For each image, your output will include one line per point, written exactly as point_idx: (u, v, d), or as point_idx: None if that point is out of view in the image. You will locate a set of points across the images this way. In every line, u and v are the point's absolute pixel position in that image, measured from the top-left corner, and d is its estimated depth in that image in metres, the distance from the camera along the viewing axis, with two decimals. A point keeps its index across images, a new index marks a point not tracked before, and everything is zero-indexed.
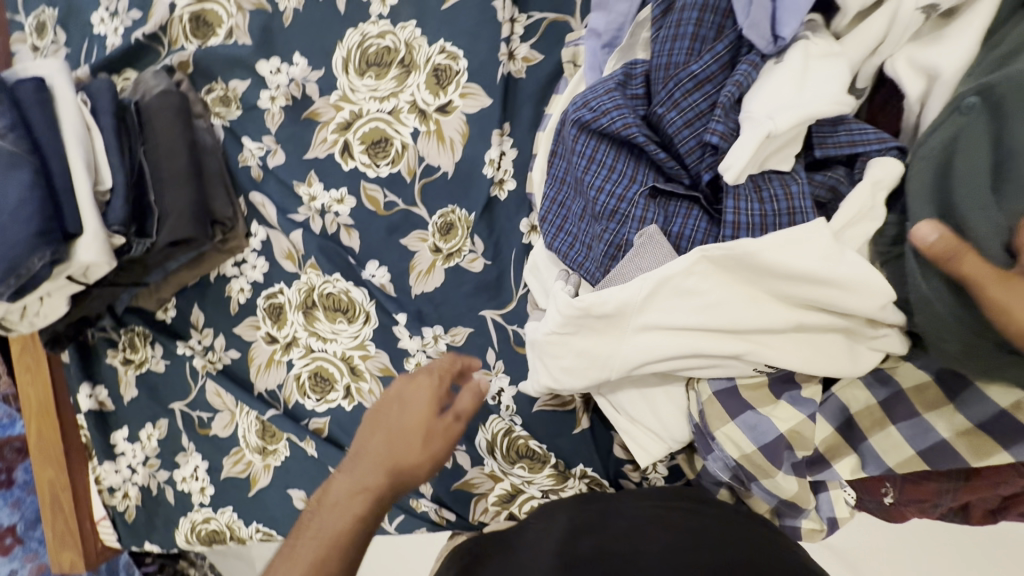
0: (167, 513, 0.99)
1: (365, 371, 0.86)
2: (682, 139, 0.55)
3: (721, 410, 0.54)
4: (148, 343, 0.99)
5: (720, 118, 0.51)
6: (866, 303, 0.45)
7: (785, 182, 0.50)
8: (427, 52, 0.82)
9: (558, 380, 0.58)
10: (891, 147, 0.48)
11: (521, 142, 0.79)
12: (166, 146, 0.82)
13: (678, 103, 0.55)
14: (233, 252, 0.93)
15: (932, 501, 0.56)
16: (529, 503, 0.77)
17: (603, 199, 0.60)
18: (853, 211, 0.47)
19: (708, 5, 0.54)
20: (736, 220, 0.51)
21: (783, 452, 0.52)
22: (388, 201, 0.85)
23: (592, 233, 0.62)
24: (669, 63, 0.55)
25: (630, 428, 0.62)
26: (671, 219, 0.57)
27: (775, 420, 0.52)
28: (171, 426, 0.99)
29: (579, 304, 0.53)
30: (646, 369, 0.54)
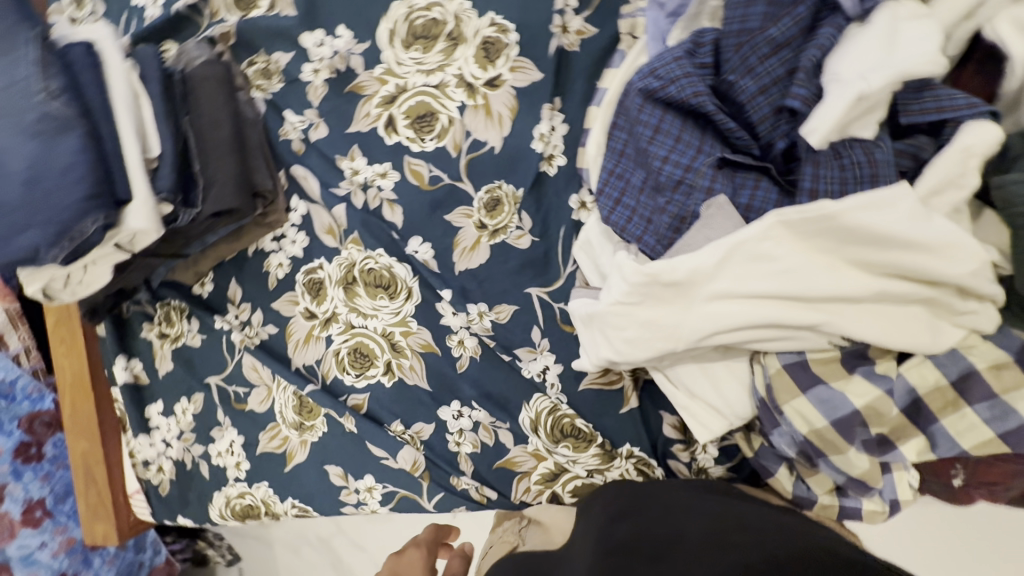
0: (201, 488, 1.00)
1: (407, 347, 0.85)
2: (756, 107, 0.55)
3: (791, 382, 0.53)
4: (185, 317, 0.99)
5: (802, 82, 0.50)
6: (953, 269, 0.44)
7: (867, 149, 0.48)
8: (476, 25, 0.80)
9: (619, 352, 0.56)
10: (983, 112, 0.46)
11: (572, 117, 0.77)
12: (211, 116, 0.82)
13: (752, 70, 0.54)
14: (273, 227, 0.92)
15: (1004, 485, 0.54)
16: (573, 483, 0.77)
17: (668, 170, 0.58)
18: (940, 177, 0.47)
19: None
20: (813, 186, 0.50)
21: (856, 429, 0.51)
22: (433, 175, 0.83)
23: (655, 206, 0.61)
24: (742, 29, 0.55)
25: (688, 404, 0.61)
26: (740, 190, 0.55)
27: (849, 395, 0.51)
28: (206, 400, 0.99)
29: (646, 271, 0.51)
30: (715, 340, 0.52)
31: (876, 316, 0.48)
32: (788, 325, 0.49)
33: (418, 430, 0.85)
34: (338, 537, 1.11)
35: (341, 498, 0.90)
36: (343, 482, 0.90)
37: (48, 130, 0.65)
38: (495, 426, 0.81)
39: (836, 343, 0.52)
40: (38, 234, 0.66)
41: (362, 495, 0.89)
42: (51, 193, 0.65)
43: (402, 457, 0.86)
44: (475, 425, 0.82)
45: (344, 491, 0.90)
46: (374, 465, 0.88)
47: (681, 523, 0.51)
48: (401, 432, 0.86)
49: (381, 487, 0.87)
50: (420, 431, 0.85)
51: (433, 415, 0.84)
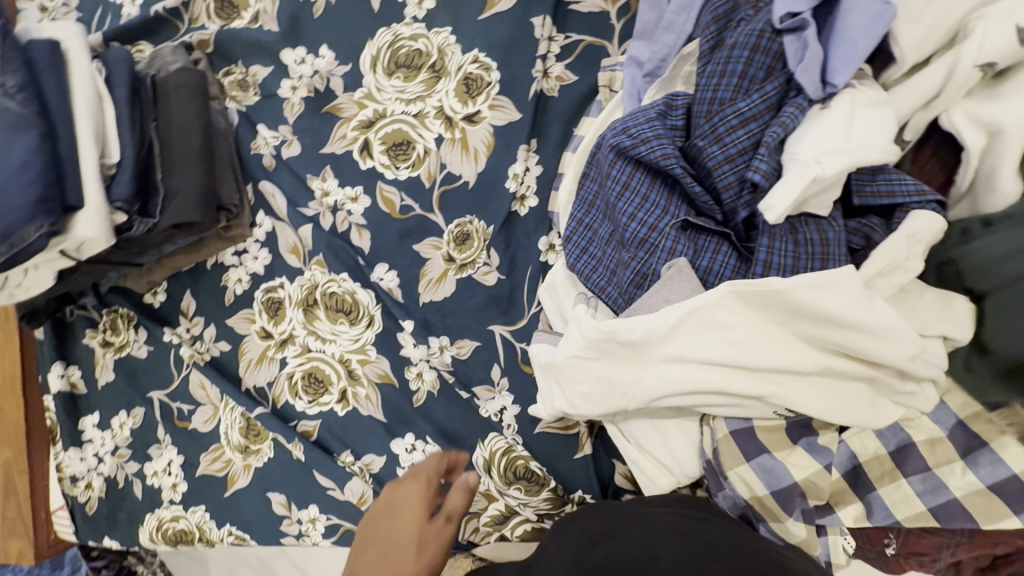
0: (132, 509, 0.94)
1: (363, 375, 0.83)
2: (722, 174, 0.55)
3: (736, 449, 0.54)
4: (132, 326, 0.95)
5: (763, 157, 0.52)
6: (895, 351, 0.46)
7: (821, 228, 0.51)
8: (460, 60, 0.81)
9: (575, 406, 0.56)
10: (930, 199, 0.49)
11: (546, 160, 0.78)
12: (180, 124, 0.79)
13: (721, 138, 0.55)
14: (234, 241, 0.89)
15: (931, 555, 0.56)
16: (522, 526, 0.76)
17: (634, 227, 0.59)
18: (886, 260, 0.49)
19: (760, 45, 0.55)
20: (768, 259, 0.52)
21: (795, 499, 0.53)
22: (405, 204, 0.83)
23: (619, 259, 0.62)
24: (713, 98, 0.56)
25: (638, 458, 0.61)
26: (701, 253, 0.57)
27: (790, 465, 0.53)
28: (147, 415, 0.94)
29: (602, 329, 0.52)
30: (664, 401, 0.53)
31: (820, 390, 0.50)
32: (737, 394, 0.51)
33: (367, 463, 0.83)
34: (276, 560, 1.04)
35: (282, 528, 0.86)
36: (285, 512, 0.86)
37: (3, 128, 0.63)
38: None
39: (782, 414, 0.53)
40: None
41: (304, 526, 0.85)
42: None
43: (349, 489, 0.83)
44: None
45: (286, 521, 0.86)
46: (320, 495, 0.85)
47: (649, 546, 0.49)
48: (351, 463, 0.84)
49: (324, 519, 0.84)
50: (370, 463, 0.82)
51: (385, 447, 0.82)
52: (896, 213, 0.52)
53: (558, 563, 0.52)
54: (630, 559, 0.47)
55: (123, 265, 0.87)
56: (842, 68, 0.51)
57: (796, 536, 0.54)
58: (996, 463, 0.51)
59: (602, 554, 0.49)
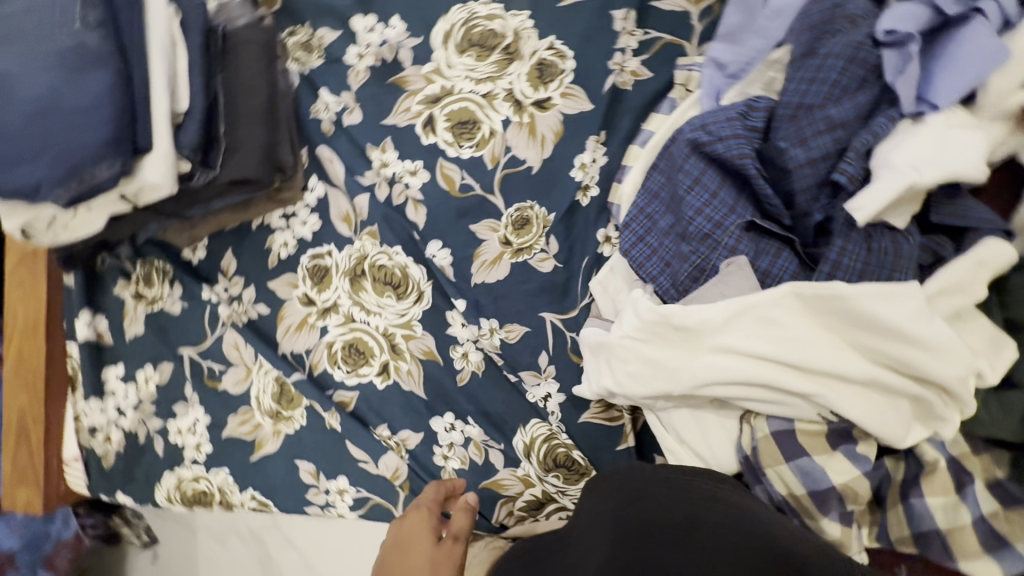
0: (151, 465, 0.92)
1: (407, 351, 0.83)
2: (801, 176, 0.57)
3: (776, 449, 0.55)
4: (167, 281, 0.93)
5: (852, 161, 0.53)
6: (949, 370, 0.47)
7: (896, 240, 0.53)
8: (535, 45, 0.81)
9: (622, 385, 0.59)
10: (1000, 228, 0.52)
11: (614, 153, 0.78)
12: (248, 81, 0.77)
13: (805, 141, 0.56)
14: (285, 204, 0.88)
15: None
16: (557, 514, 0.77)
17: (699, 222, 0.61)
18: (950, 280, 0.50)
19: (856, 57, 0.55)
20: (838, 259, 0.53)
21: (831, 502, 0.53)
22: (465, 184, 0.83)
23: (676, 252, 0.63)
24: (800, 103, 0.58)
25: (675, 448, 0.63)
26: (762, 256, 0.58)
27: (829, 469, 0.53)
28: (175, 372, 0.92)
29: (660, 312, 0.55)
30: (710, 390, 0.54)
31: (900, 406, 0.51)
32: (781, 390, 0.52)
33: (404, 438, 0.82)
34: (274, 537, 0.93)
35: (307, 497, 0.86)
36: (313, 481, 0.86)
37: (80, 62, 0.61)
38: (487, 445, 0.79)
39: (823, 417, 0.54)
40: (47, 166, 0.61)
41: (331, 496, 0.85)
42: (72, 127, 0.61)
43: (383, 463, 0.82)
44: (466, 441, 0.80)
45: (312, 491, 0.86)
46: (350, 467, 0.84)
47: (697, 514, 0.50)
48: (386, 437, 0.83)
49: (353, 491, 0.84)
50: (406, 438, 0.82)
51: (423, 424, 0.82)
52: (964, 236, 0.53)
53: (599, 511, 0.54)
54: (672, 524, 0.49)
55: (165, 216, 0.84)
56: (942, 96, 0.51)
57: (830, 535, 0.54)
58: None
59: (648, 509, 0.51)
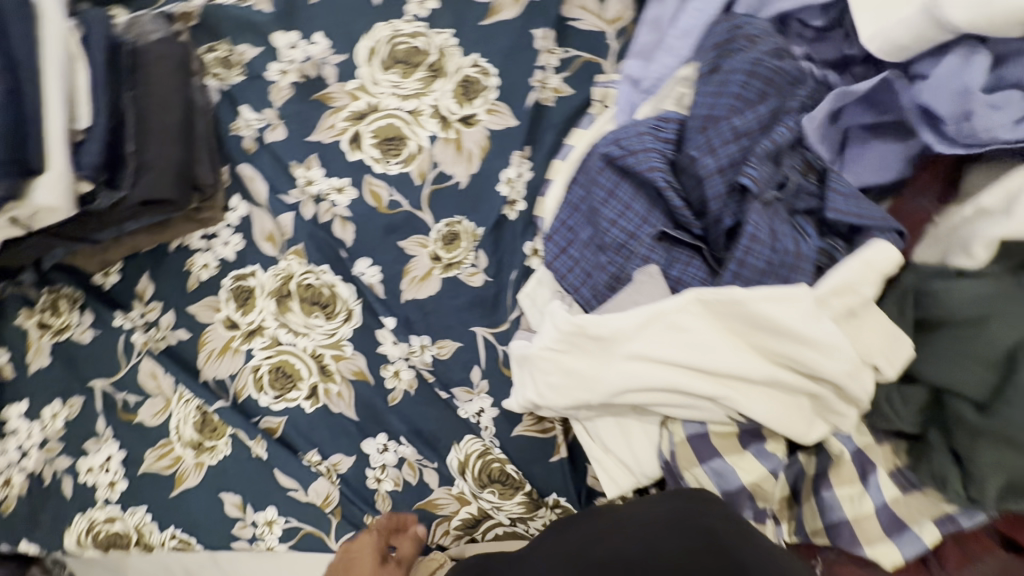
0: (58, 509, 0.85)
1: (337, 372, 0.80)
2: (712, 184, 0.59)
3: (692, 452, 0.57)
4: (76, 308, 0.87)
5: (754, 165, 0.57)
6: (834, 365, 0.50)
7: (796, 241, 0.56)
8: (459, 63, 0.82)
9: (544, 396, 0.60)
10: (890, 228, 0.55)
11: (538, 167, 0.79)
12: (158, 98, 0.74)
13: (715, 150, 0.59)
14: (204, 224, 0.85)
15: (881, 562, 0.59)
16: (494, 530, 0.76)
17: (614, 232, 0.63)
18: (842, 280, 0.53)
19: (755, 71, 0.60)
20: (743, 258, 0.56)
21: (744, 501, 0.55)
22: (392, 200, 0.82)
23: (595, 263, 0.65)
24: (707, 115, 0.60)
25: (601, 457, 0.63)
26: (673, 263, 0.61)
27: (739, 470, 0.55)
28: (86, 405, 0.86)
29: (574, 322, 0.56)
30: (626, 397, 0.56)
31: (798, 405, 0.53)
32: (691, 393, 0.53)
33: (335, 463, 0.79)
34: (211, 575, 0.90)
35: (233, 532, 0.81)
36: (239, 514, 0.81)
37: None
38: (421, 465, 0.78)
39: (734, 419, 0.55)
40: None
41: (259, 529, 0.81)
42: None
43: (313, 490, 0.79)
44: (399, 462, 0.78)
45: (239, 524, 0.81)
46: (279, 496, 0.80)
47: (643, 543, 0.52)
48: (317, 463, 0.80)
49: (283, 522, 0.80)
50: (338, 463, 0.79)
51: (355, 447, 0.79)
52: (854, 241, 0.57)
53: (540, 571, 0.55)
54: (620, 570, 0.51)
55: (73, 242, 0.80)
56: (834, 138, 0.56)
57: None
58: None
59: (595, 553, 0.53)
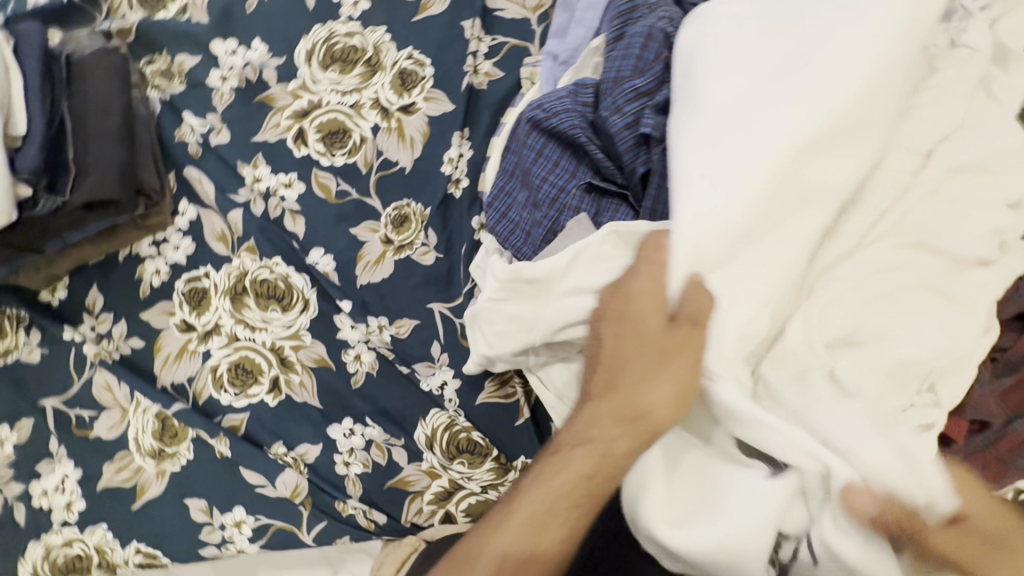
0: (9, 539, 0.81)
1: (297, 362, 0.81)
2: (622, 138, 0.63)
3: None
4: (22, 328, 0.85)
5: (650, 118, 0.62)
6: None
7: None
8: (395, 57, 0.86)
9: (493, 345, 0.64)
10: None
11: (478, 145, 0.83)
12: (99, 105, 0.76)
13: (620, 108, 0.64)
14: (153, 231, 0.85)
15: None
16: (467, 501, 0.76)
17: (546, 189, 0.68)
18: None
19: (652, 34, 0.66)
20: (654, 196, 0.61)
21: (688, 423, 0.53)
22: (341, 189, 0.85)
23: (533, 220, 0.68)
24: (616, 77, 0.66)
25: (556, 404, 0.66)
26: (603, 212, 0.66)
27: None
28: (37, 426, 0.83)
29: (511, 269, 0.60)
30: (567, 332, 0.59)
31: None
32: None
33: (302, 453, 0.79)
34: None
35: (201, 538, 0.79)
36: (206, 518, 0.80)
37: None
38: (388, 444, 0.78)
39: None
40: None
41: (228, 531, 0.79)
42: None
43: (281, 482, 0.79)
44: (367, 444, 0.78)
45: (207, 529, 0.79)
46: (247, 494, 0.79)
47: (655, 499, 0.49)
48: (283, 454, 0.80)
49: (252, 521, 0.79)
50: (305, 453, 0.79)
51: (321, 435, 0.79)
52: None
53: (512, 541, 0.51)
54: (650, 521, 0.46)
55: (20, 256, 0.81)
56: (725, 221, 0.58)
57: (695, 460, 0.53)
58: None
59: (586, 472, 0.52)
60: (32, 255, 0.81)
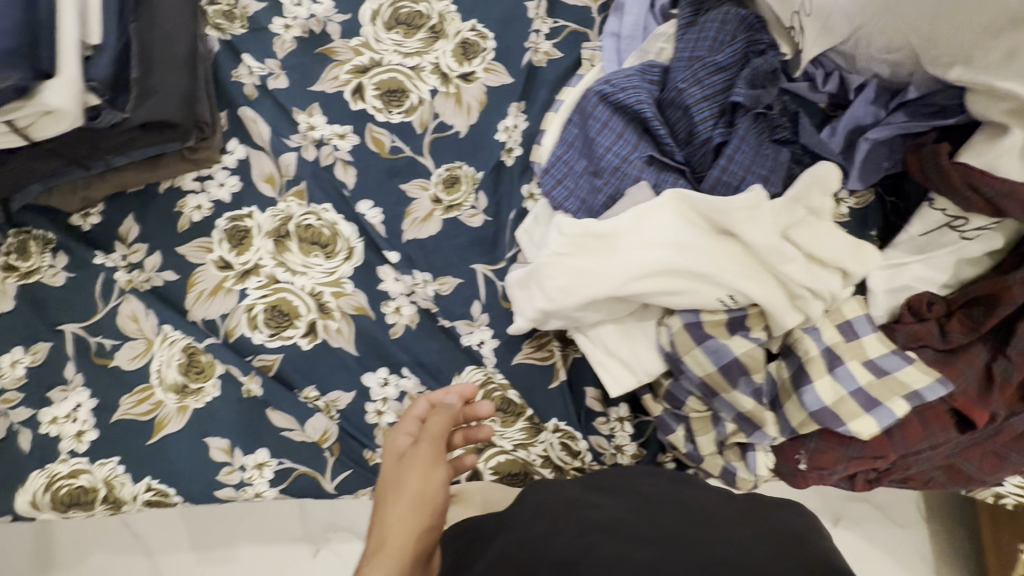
0: (9, 466, 0.77)
1: (337, 309, 0.81)
2: (700, 108, 0.70)
3: (689, 338, 0.65)
4: (48, 250, 0.83)
5: (742, 88, 0.68)
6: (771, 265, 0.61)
7: (775, 153, 0.67)
8: (459, 26, 0.89)
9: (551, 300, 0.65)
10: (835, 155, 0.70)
11: (533, 118, 0.86)
12: (167, 28, 0.75)
13: (700, 81, 0.70)
14: (199, 165, 0.84)
15: (830, 469, 0.70)
16: (496, 458, 0.78)
17: (609, 158, 0.71)
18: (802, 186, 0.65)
19: (728, 20, 0.73)
20: (731, 155, 0.66)
21: (738, 373, 0.63)
22: (395, 146, 0.86)
23: (590, 188, 0.72)
24: (693, 56, 0.72)
25: (604, 360, 0.68)
26: (662, 183, 0.69)
27: (731, 344, 0.63)
28: (52, 351, 0.80)
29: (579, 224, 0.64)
30: (630, 286, 0.63)
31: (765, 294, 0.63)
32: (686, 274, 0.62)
33: (333, 399, 0.80)
34: None
35: (219, 479, 0.78)
36: (226, 459, 0.78)
37: None
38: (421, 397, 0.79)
39: (721, 305, 0.63)
40: None
41: (248, 473, 0.78)
42: None
43: (311, 425, 0.79)
44: (400, 395, 0.79)
45: (225, 470, 0.78)
46: (272, 437, 0.79)
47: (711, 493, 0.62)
48: (314, 399, 0.80)
49: (274, 464, 0.78)
50: (336, 399, 0.79)
51: (355, 382, 0.80)
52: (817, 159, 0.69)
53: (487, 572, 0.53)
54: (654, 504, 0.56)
55: (65, 167, 0.78)
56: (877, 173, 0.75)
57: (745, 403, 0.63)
58: (892, 355, 0.69)
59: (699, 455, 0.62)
60: (78, 170, 0.79)
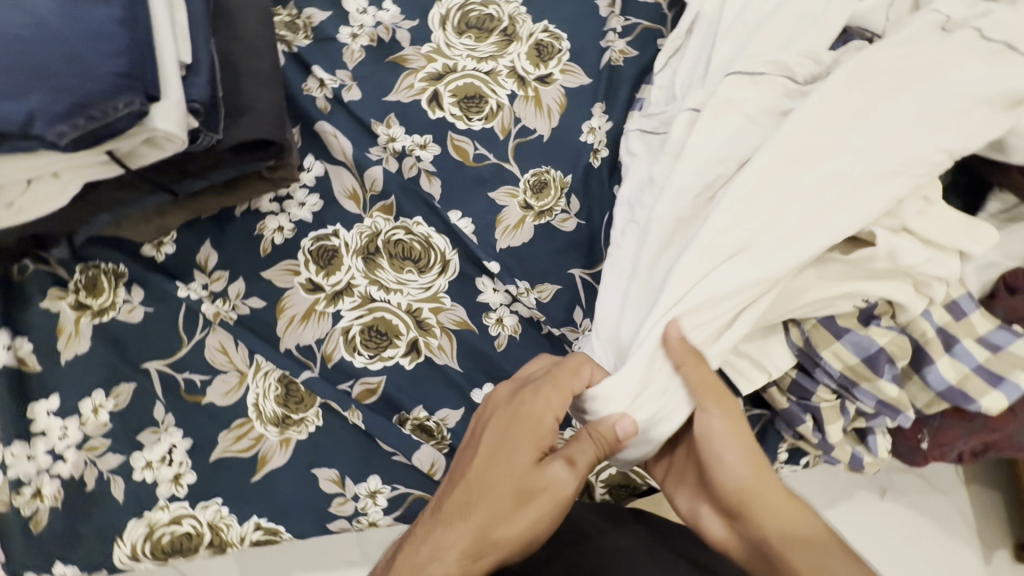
0: (103, 518, 0.71)
1: (437, 324, 0.78)
2: None
3: (826, 333, 0.65)
4: (121, 284, 0.77)
5: None
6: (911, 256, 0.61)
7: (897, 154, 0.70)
8: (531, 28, 0.88)
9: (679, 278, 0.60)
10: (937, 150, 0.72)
11: (617, 117, 0.85)
12: (250, 44, 0.72)
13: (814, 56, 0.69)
14: (277, 185, 0.79)
15: (951, 445, 0.72)
16: (607, 471, 0.75)
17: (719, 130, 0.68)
18: None
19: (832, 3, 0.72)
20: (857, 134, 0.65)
21: (884, 363, 0.64)
22: (478, 153, 0.84)
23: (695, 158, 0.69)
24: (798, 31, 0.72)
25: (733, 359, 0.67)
26: None
27: (873, 335, 0.64)
28: (138, 392, 0.75)
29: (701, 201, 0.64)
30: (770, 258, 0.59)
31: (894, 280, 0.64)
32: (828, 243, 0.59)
33: (442, 418, 0.77)
34: None
35: (331, 511, 0.74)
36: (337, 490, 0.74)
37: None
38: None
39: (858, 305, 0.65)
40: (39, 98, 0.51)
41: (361, 503, 0.74)
42: (73, 56, 0.52)
43: (418, 458, 0.75)
44: None
45: (337, 502, 0.74)
46: (383, 463, 0.75)
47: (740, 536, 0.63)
48: (422, 420, 0.77)
49: (388, 491, 0.75)
50: (446, 417, 0.76)
51: (462, 400, 0.77)
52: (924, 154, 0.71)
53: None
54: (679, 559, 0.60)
55: (150, 194, 0.72)
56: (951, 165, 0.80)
57: (889, 393, 0.64)
58: (1004, 333, 0.70)
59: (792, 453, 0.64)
60: (162, 196, 0.73)
